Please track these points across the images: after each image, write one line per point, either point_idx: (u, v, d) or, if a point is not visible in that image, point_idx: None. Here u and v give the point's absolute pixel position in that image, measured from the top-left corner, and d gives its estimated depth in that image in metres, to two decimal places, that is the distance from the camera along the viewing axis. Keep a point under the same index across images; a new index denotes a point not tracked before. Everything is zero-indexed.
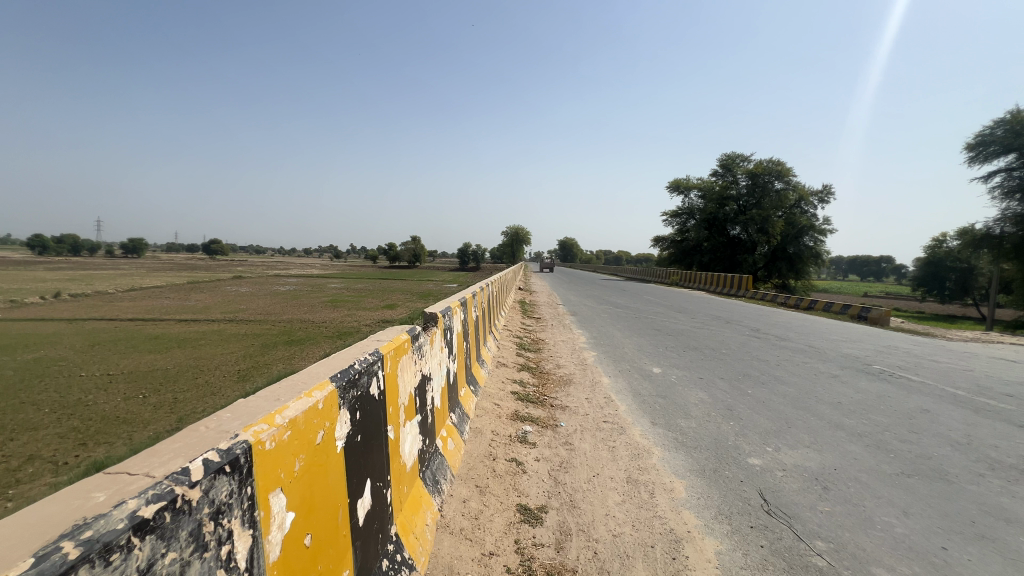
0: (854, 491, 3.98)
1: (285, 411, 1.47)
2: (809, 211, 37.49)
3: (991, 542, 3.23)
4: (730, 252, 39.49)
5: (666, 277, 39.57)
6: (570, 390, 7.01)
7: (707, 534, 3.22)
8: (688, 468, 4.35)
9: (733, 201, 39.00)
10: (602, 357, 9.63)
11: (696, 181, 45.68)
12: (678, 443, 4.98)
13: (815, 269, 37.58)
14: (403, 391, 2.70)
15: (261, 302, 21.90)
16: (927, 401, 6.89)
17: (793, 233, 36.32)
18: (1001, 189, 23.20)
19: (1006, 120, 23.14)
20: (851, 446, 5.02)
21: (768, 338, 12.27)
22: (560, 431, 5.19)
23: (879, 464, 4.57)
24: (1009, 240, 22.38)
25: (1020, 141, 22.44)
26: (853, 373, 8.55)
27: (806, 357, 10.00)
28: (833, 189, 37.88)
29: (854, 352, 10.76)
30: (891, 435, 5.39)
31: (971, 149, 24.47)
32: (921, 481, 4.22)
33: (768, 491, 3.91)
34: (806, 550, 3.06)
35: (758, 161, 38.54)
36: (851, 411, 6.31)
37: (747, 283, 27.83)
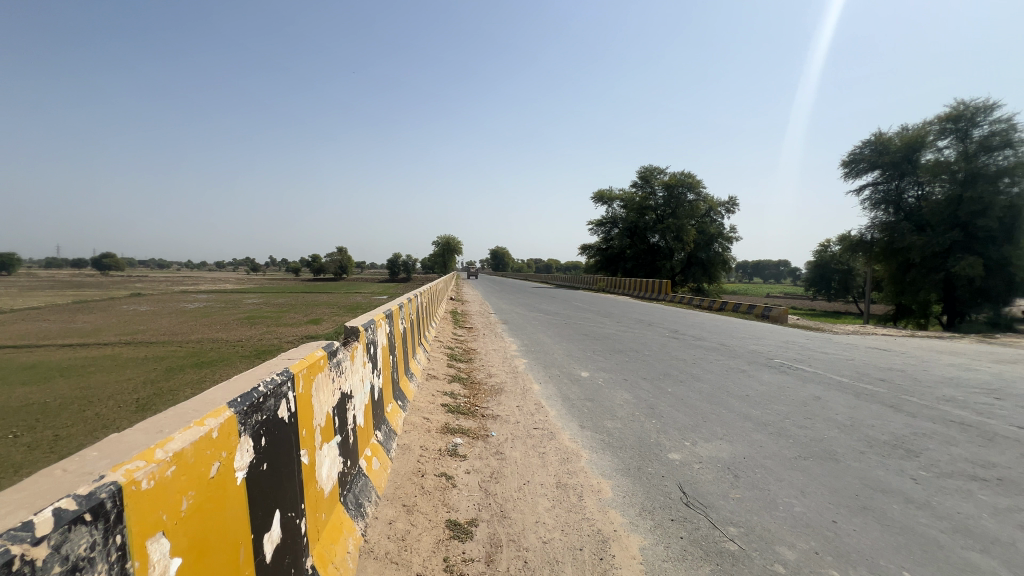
0: (761, 476, 4.34)
1: (168, 445, 1.32)
2: (718, 220, 40.91)
3: (870, 512, 3.65)
4: (650, 259, 42.02)
5: (593, 283, 41.12)
6: (501, 399, 7.00)
7: (632, 531, 3.34)
8: (614, 468, 4.50)
9: (651, 211, 41.61)
10: (533, 363, 9.77)
11: (618, 192, 48.15)
12: (605, 445, 5.14)
13: (724, 274, 40.92)
14: (318, 411, 2.54)
15: (163, 321, 19.87)
16: (819, 389, 7.72)
17: (704, 241, 39.89)
18: (870, 201, 26.87)
19: (871, 141, 26.89)
20: (758, 435, 5.48)
21: (685, 339, 13.14)
22: (491, 441, 5.16)
23: (781, 449, 5.02)
24: (878, 245, 26.14)
25: (882, 160, 26.19)
26: (757, 367, 9.39)
27: (718, 354, 10.82)
28: (737, 200, 41.77)
29: (758, 348, 11.82)
30: (790, 423, 5.95)
31: (846, 164, 28.00)
32: (814, 462, 4.69)
33: (686, 483, 4.15)
34: (720, 536, 3.26)
35: (671, 174, 41.44)
36: (756, 402, 6.90)
37: (666, 286, 29.72)
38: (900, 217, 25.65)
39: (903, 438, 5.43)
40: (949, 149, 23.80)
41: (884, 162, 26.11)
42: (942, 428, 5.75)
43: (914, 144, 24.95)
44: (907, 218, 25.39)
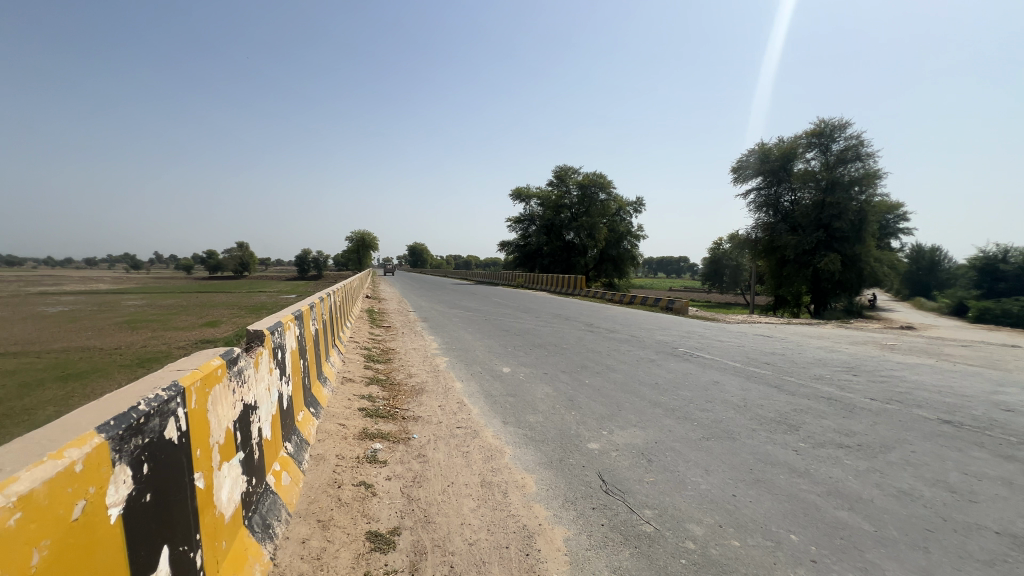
0: (671, 459, 4.65)
1: (10, 489, 1.07)
2: (627, 219, 43.45)
3: (763, 484, 4.07)
4: (566, 255, 43.55)
5: (512, 279, 41.69)
6: (423, 400, 6.81)
7: (557, 524, 3.40)
8: (538, 461, 4.57)
9: (567, 209, 43.11)
10: (454, 361, 9.65)
11: (535, 190, 49.23)
12: (528, 439, 5.20)
13: (633, 269, 43.59)
14: (217, 428, 2.26)
15: (13, 328, 16.81)
16: (717, 374, 8.49)
17: (615, 239, 42.26)
18: (754, 204, 30.14)
19: (754, 150, 30.13)
20: (667, 420, 5.88)
21: (600, 332, 13.78)
22: (413, 444, 4.99)
23: (687, 432, 5.44)
24: (761, 243, 29.45)
25: (763, 167, 29.46)
26: (665, 356, 10.11)
27: (630, 345, 11.48)
28: (644, 201, 44.68)
29: (664, 338, 12.74)
30: (694, 407, 6.47)
31: (735, 170, 31.05)
32: (715, 442, 5.13)
33: (605, 471, 4.33)
34: (637, 520, 3.44)
35: (584, 174, 43.20)
36: (665, 389, 7.42)
37: (581, 282, 31.00)
38: (778, 219, 29.03)
39: (786, 414, 6.13)
40: (815, 160, 27.35)
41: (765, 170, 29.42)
42: (815, 404, 6.59)
43: (788, 155, 28.29)
44: (784, 219, 28.82)
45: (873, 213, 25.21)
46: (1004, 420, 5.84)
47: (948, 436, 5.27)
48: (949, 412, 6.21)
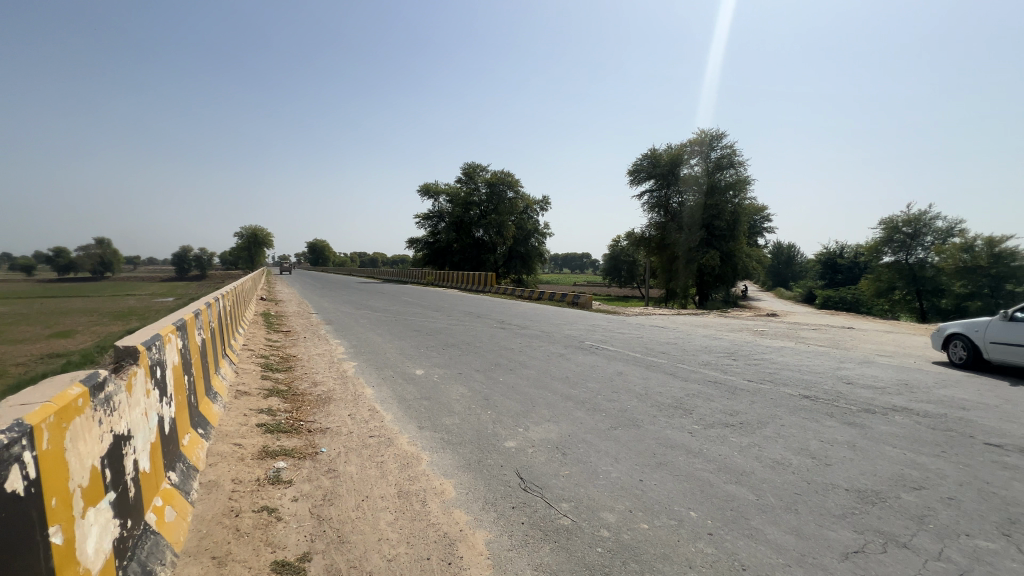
0: (583, 450, 4.87)
1: None
2: (534, 217, 44.69)
3: (665, 466, 4.42)
4: (476, 252, 43.67)
5: (422, 277, 40.84)
6: (330, 409, 6.40)
7: (478, 527, 3.39)
8: (455, 465, 4.52)
9: (476, 206, 43.19)
10: (363, 366, 9.20)
11: (443, 186, 48.60)
12: (445, 443, 5.12)
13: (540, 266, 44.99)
14: (79, 469, 1.92)
15: None
16: (621, 365, 9.05)
17: (523, 237, 43.29)
18: (648, 204, 32.60)
19: (648, 155, 32.54)
20: (579, 413, 6.15)
21: (511, 328, 14.02)
22: (321, 459, 4.67)
23: (597, 423, 5.73)
24: (654, 240, 31.98)
25: (655, 171, 31.96)
26: (573, 350, 10.56)
27: (540, 341, 11.83)
28: (549, 199, 46.26)
29: (572, 332, 13.32)
30: (602, 398, 6.85)
31: (631, 173, 33.30)
32: (622, 430, 5.47)
33: (523, 468, 4.41)
34: (555, 514, 3.54)
35: (493, 172, 43.58)
36: (575, 382, 7.76)
37: (491, 279, 31.28)
38: (668, 219, 31.71)
39: (681, 399, 6.74)
40: (698, 166, 30.26)
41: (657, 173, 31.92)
42: (705, 388, 7.33)
43: (676, 160, 30.97)
44: (673, 219, 31.55)
45: (745, 215, 28.63)
46: (847, 392, 6.97)
47: (808, 409, 6.15)
48: (807, 388, 7.25)
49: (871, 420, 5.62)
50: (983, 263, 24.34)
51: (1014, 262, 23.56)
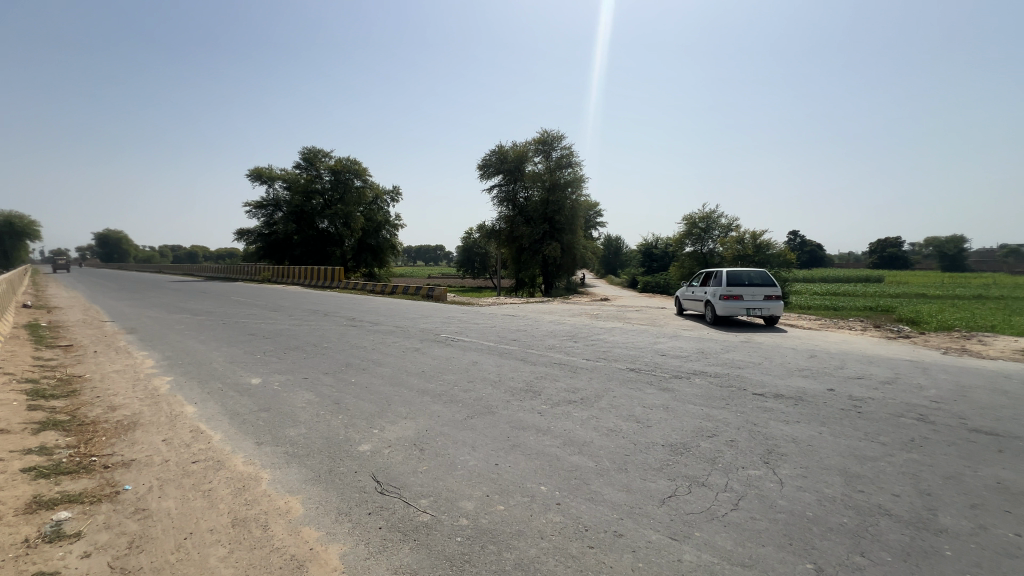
0: (441, 443, 4.90)
1: None
2: (384, 208, 42.96)
3: (518, 447, 4.70)
4: (320, 245, 40.30)
5: (255, 274, 36.22)
6: (137, 437, 5.31)
7: (330, 542, 3.18)
8: (302, 479, 4.14)
9: (318, 195, 39.74)
10: (180, 380, 7.81)
11: (279, 172, 43.61)
12: (289, 457, 4.66)
13: (393, 259, 43.59)
14: None
15: None
16: (476, 355, 9.30)
17: (373, 228, 41.34)
18: (498, 198, 33.78)
19: (496, 150, 33.63)
20: (435, 406, 6.16)
21: (363, 325, 13.32)
22: (126, 499, 3.86)
23: (454, 414, 5.81)
24: (504, 233, 33.39)
25: (503, 166, 33.20)
26: (429, 344, 10.49)
27: (394, 337, 11.49)
28: (401, 190, 44.87)
29: (427, 326, 13.22)
30: (458, 389, 6.96)
31: (480, 167, 34.12)
32: (478, 418, 5.65)
33: (379, 471, 4.26)
34: (415, 513, 3.50)
35: (337, 158, 40.49)
36: (431, 376, 7.73)
37: (339, 273, 29.18)
38: (516, 212, 33.37)
39: (530, 382, 7.23)
40: (541, 164, 32.47)
41: (505, 169, 33.20)
42: (551, 370, 7.97)
43: (521, 157, 32.73)
44: (520, 213, 33.31)
45: (581, 210, 31.67)
46: (662, 362, 8.26)
47: (633, 380, 7.13)
48: (633, 362, 8.41)
49: (680, 385, 6.77)
50: (751, 252, 30.91)
51: (770, 251, 30.74)
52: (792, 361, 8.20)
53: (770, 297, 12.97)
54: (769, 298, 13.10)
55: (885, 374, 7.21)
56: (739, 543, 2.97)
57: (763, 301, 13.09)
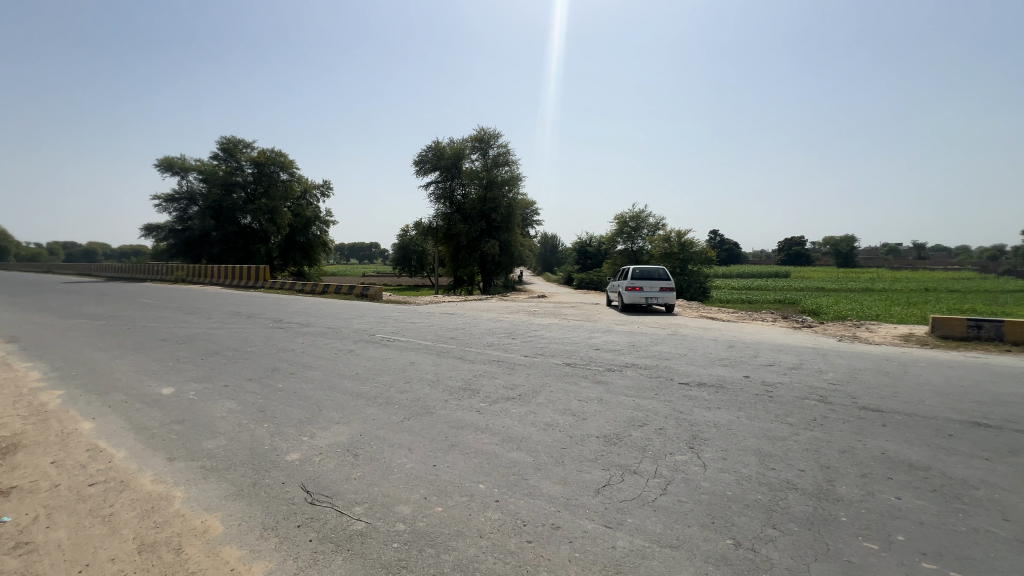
0: (376, 447, 4.74)
1: None
2: (314, 203, 40.88)
3: (456, 447, 4.66)
4: (243, 242, 37.59)
5: (166, 273, 33.08)
6: (18, 461, 4.64)
7: (255, 560, 2.97)
8: (222, 495, 3.83)
9: (239, 188, 37.03)
10: (74, 393, 6.95)
11: (193, 162, 40.10)
12: (206, 472, 4.29)
13: (324, 257, 41.64)
14: None
15: None
16: (413, 355, 9.10)
17: (301, 224, 39.20)
18: (435, 195, 33.22)
19: (433, 146, 33.06)
20: (370, 409, 5.95)
21: (291, 327, 12.59)
22: (5, 532, 3.36)
23: (390, 417, 5.64)
24: (441, 230, 32.91)
25: (440, 163, 32.70)
26: (363, 345, 10.11)
27: (325, 338, 10.97)
28: (331, 185, 42.84)
29: (361, 326, 12.75)
30: (394, 390, 6.77)
31: (415, 162, 33.36)
32: (416, 419, 5.53)
33: (309, 480, 4.05)
34: (349, 521, 3.36)
35: (260, 149, 37.93)
36: (365, 378, 7.45)
37: (265, 272, 27.38)
38: (453, 210, 33.02)
39: (469, 381, 7.19)
40: (478, 161, 32.35)
41: (442, 165, 32.72)
42: (489, 367, 7.98)
43: (458, 154, 32.42)
44: (457, 210, 33.01)
45: (518, 209, 31.98)
46: (596, 356, 8.55)
47: (569, 375, 7.32)
48: (569, 357, 8.64)
49: (613, 377, 7.04)
50: (676, 250, 32.78)
51: (693, 249, 32.81)
52: (712, 351, 8.82)
53: (664, 289, 16.11)
54: (665, 290, 16.40)
55: (791, 361, 7.95)
56: (667, 526, 3.13)
57: (659, 292, 16.26)
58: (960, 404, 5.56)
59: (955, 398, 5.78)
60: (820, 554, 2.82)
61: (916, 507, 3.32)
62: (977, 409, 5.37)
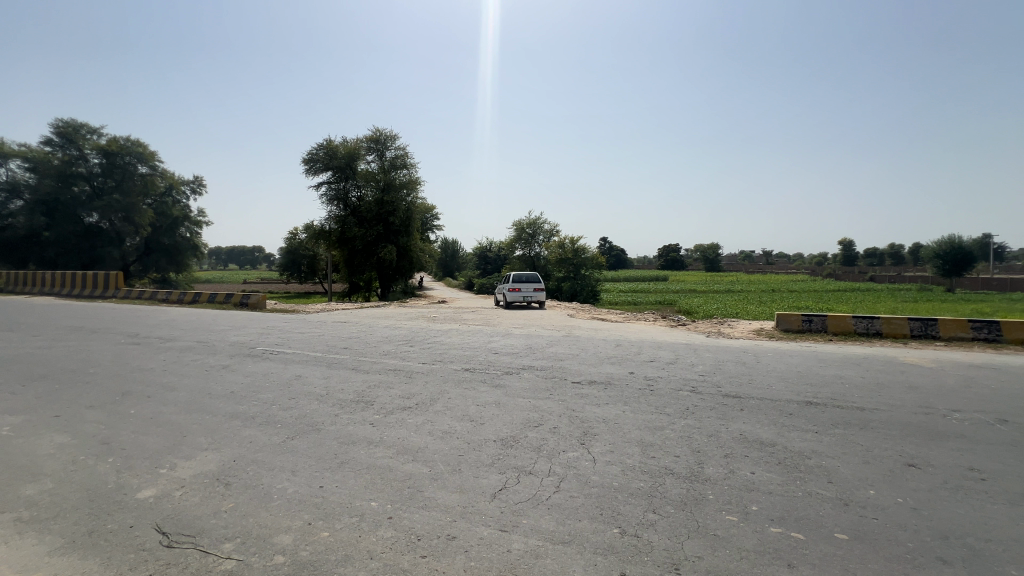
0: (252, 473, 4.25)
1: None
2: (182, 200, 36.06)
3: (347, 464, 4.36)
4: (87, 244, 31.82)
5: None
6: None
7: None
8: (46, 550, 3.15)
9: (82, 181, 31.38)
10: None
11: (17, 147, 33.14)
12: (23, 525, 3.49)
13: (196, 261, 36.84)
14: None
15: None
16: (300, 368, 8.38)
17: (166, 225, 34.32)
18: (327, 197, 31.21)
19: (324, 145, 31.09)
20: (246, 431, 5.33)
21: (150, 342, 10.90)
22: None
23: (270, 437, 5.12)
24: (334, 234, 30.98)
25: (332, 162, 30.83)
26: (240, 360, 9.08)
27: (193, 353, 9.67)
28: (204, 181, 38.07)
29: (239, 338, 11.49)
30: (276, 407, 6.17)
31: (304, 161, 31.08)
32: (301, 438, 5.08)
33: (167, 519, 3.50)
34: (216, 561, 2.96)
35: (110, 137, 32.55)
36: (242, 396, 6.68)
37: (118, 280, 23.44)
38: (347, 212, 31.29)
39: (362, 392, 6.80)
40: (374, 163, 31.06)
41: (334, 165, 30.88)
42: (386, 377, 7.64)
43: (352, 154, 30.85)
44: (352, 213, 31.38)
45: (417, 213, 31.29)
46: (495, 360, 8.64)
47: (468, 380, 7.29)
48: (468, 362, 8.61)
49: (511, 381, 7.15)
50: (570, 255, 34.52)
51: (586, 254, 34.74)
52: (603, 350, 9.39)
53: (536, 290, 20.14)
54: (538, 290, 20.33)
55: (669, 356, 8.78)
56: (560, 523, 3.23)
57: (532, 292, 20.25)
58: (797, 386, 6.57)
59: (793, 382, 6.82)
60: (692, 532, 3.11)
61: (766, 479, 3.82)
62: (809, 390, 6.40)
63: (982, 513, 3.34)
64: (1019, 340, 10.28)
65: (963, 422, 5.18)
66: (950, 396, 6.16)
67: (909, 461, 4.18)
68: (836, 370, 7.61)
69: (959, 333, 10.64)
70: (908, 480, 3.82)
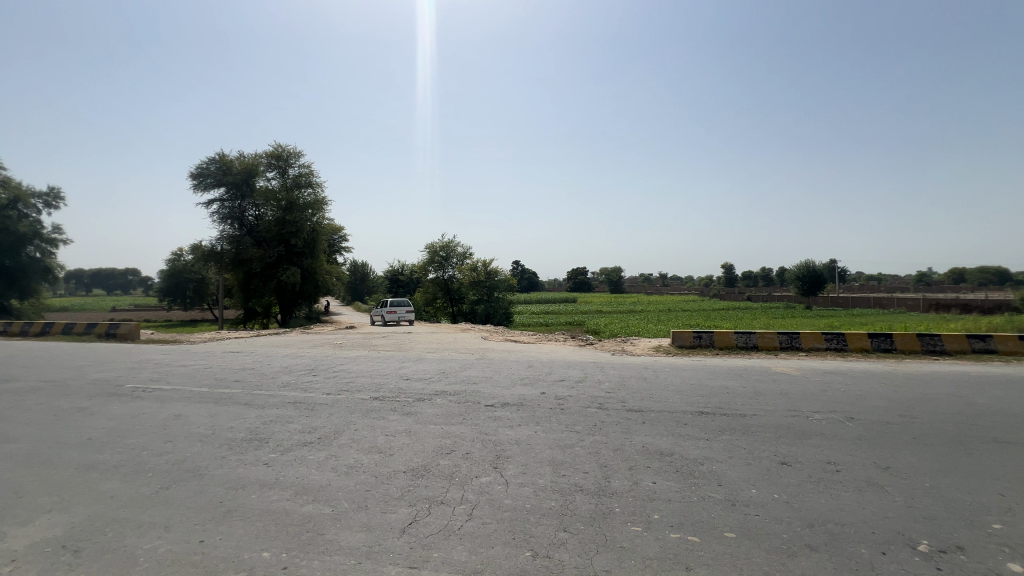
0: (113, 534, 3.61)
1: None
2: (30, 215, 30.71)
3: (233, 513, 3.87)
4: None
5: None
6: None
7: None
8: None
9: None
10: None
11: None
12: None
13: (46, 286, 31.27)
14: None
15: None
16: (180, 406, 7.39)
17: (8, 243, 28.90)
18: (219, 215, 28.57)
19: (216, 159, 28.66)
20: (107, 484, 4.55)
21: None
22: None
23: (138, 489, 4.42)
24: (227, 255, 28.31)
25: (226, 178, 28.45)
26: (103, 400, 7.80)
27: (39, 395, 8.11)
28: (62, 192, 32.88)
29: (103, 374, 9.88)
30: (147, 453, 5.36)
31: (193, 176, 28.40)
32: (178, 487, 4.44)
33: None
34: None
35: None
36: (103, 443, 5.71)
37: None
38: (243, 232, 28.82)
39: (255, 429, 6.16)
40: (275, 180, 29.09)
41: (228, 181, 28.50)
42: (283, 411, 7.00)
43: (250, 170, 28.72)
44: (248, 233, 28.96)
45: (323, 234, 29.62)
46: (405, 387, 8.33)
47: (376, 409, 6.93)
48: (377, 390, 8.19)
49: (422, 407, 6.91)
50: (483, 279, 34.79)
51: (498, 277, 35.03)
52: (515, 372, 9.50)
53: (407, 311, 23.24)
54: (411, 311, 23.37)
55: (577, 375, 9.11)
56: (472, 553, 3.14)
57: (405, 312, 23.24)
58: (690, 398, 7.15)
59: (687, 394, 7.41)
60: (600, 546, 3.20)
61: (665, 488, 4.07)
62: (700, 401, 6.98)
63: (839, 501, 3.85)
64: (859, 348, 12.18)
65: (823, 421, 5.96)
66: (811, 399, 7.10)
67: (783, 460, 4.70)
68: (723, 381, 8.41)
69: (816, 344, 12.35)
70: (782, 477, 4.30)
